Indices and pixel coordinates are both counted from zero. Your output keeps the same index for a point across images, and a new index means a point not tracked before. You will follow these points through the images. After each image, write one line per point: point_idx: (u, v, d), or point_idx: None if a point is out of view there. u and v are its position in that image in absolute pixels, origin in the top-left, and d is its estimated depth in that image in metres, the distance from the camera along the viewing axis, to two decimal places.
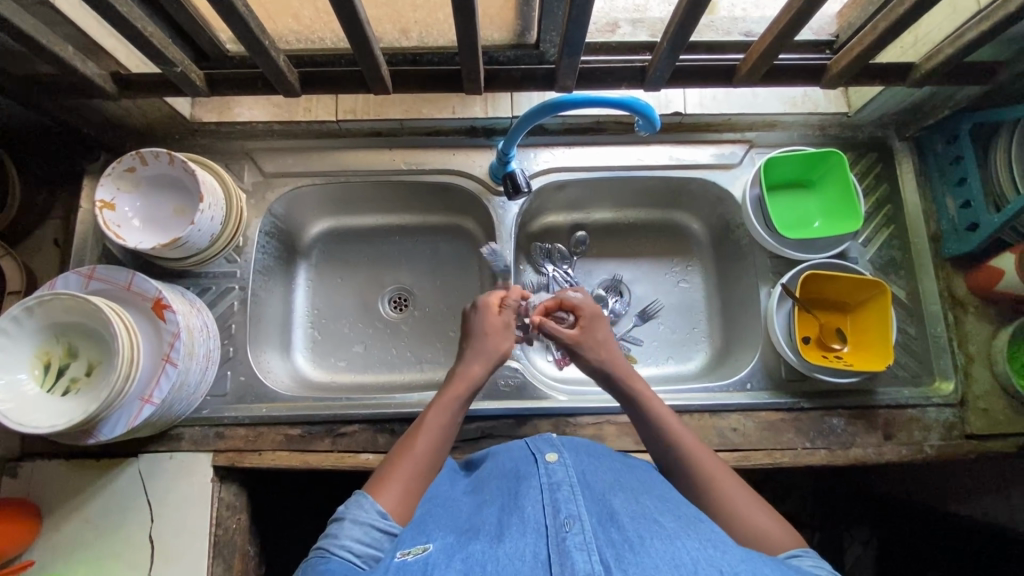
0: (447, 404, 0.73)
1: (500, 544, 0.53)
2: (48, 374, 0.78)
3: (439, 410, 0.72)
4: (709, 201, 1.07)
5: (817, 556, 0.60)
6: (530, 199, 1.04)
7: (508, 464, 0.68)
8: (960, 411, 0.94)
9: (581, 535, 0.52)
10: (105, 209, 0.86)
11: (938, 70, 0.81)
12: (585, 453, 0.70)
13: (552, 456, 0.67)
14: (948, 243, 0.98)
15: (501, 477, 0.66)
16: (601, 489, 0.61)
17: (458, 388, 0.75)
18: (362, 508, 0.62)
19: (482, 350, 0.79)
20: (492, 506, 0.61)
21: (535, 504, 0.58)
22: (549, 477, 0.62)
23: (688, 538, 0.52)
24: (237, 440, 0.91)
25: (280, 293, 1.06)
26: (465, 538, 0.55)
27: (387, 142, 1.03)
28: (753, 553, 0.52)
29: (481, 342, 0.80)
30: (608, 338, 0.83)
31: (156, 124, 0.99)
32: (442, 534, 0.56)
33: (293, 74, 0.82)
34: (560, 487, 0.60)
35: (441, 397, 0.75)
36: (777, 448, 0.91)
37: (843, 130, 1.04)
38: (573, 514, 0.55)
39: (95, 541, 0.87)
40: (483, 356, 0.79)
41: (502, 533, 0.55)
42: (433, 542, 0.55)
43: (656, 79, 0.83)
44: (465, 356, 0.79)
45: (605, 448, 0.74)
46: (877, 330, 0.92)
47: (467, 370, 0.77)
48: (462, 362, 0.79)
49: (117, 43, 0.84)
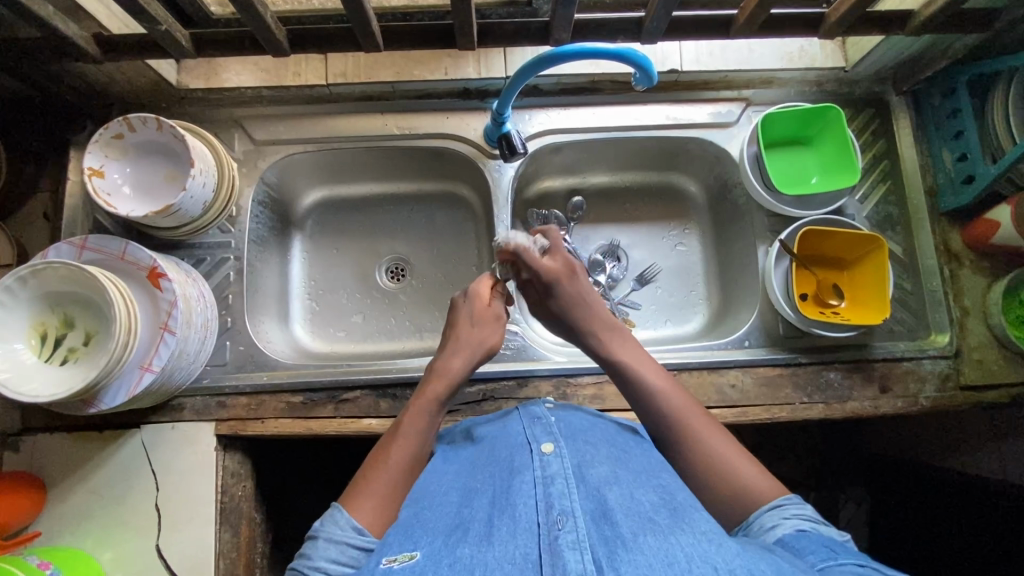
0: (425, 406, 0.73)
1: (490, 544, 0.54)
2: (46, 345, 0.78)
3: (417, 414, 0.72)
4: (706, 161, 1.06)
5: (800, 503, 0.62)
6: (526, 163, 1.03)
7: (503, 451, 0.69)
8: (955, 363, 0.95)
9: (574, 533, 0.53)
10: (94, 177, 0.85)
11: (937, 16, 0.80)
12: (581, 439, 0.70)
13: (548, 446, 0.67)
14: (945, 198, 0.98)
15: (494, 466, 0.67)
16: (596, 481, 0.62)
17: (436, 389, 0.75)
18: (337, 524, 0.62)
19: (465, 342, 0.80)
20: (483, 500, 0.61)
21: (528, 499, 0.59)
22: (543, 470, 0.62)
23: (682, 533, 0.53)
24: (238, 409, 0.91)
25: (276, 264, 1.05)
26: (454, 537, 0.56)
27: (379, 106, 1.01)
28: (745, 545, 0.53)
29: (465, 335, 0.80)
30: (577, 298, 0.82)
31: (143, 91, 0.96)
32: (429, 537, 0.57)
33: (281, 32, 0.80)
34: (555, 482, 0.60)
35: (422, 396, 0.74)
36: (775, 403, 0.92)
37: (840, 86, 1.04)
38: (565, 511, 0.56)
39: (102, 511, 0.87)
40: (465, 350, 0.79)
41: (492, 531, 0.55)
42: (420, 548, 0.55)
43: (653, 30, 0.81)
44: (445, 352, 0.79)
45: (602, 430, 0.74)
46: (874, 284, 0.93)
47: (448, 365, 0.77)
48: (440, 359, 0.79)
49: (97, 4, 0.81)
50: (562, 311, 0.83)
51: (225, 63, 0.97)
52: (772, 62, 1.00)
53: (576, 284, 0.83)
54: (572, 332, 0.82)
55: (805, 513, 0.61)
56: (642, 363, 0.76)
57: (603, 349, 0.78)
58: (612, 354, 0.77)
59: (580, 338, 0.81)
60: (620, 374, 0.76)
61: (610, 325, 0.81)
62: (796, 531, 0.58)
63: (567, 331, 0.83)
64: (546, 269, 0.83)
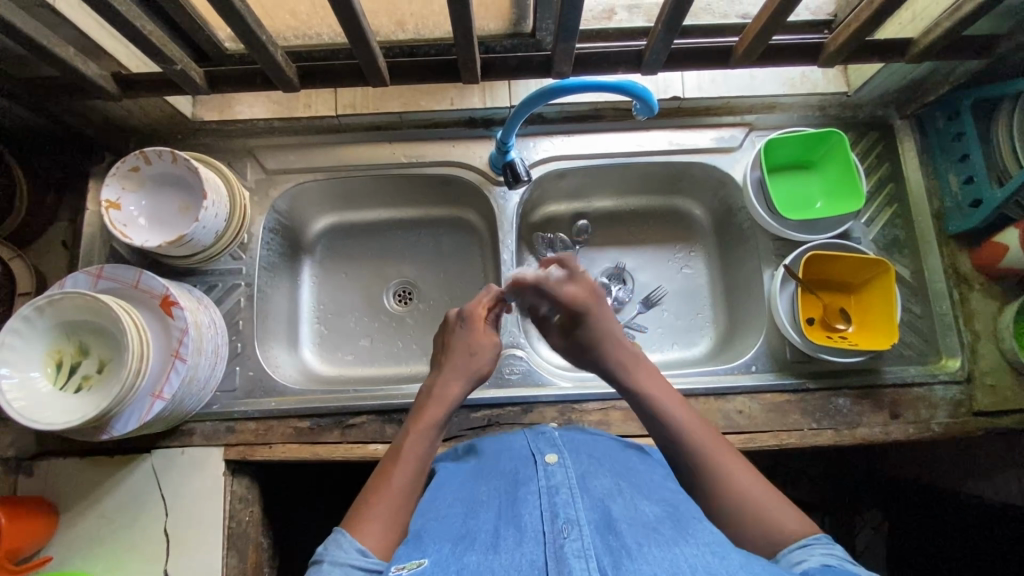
0: (425, 431, 0.71)
1: (497, 553, 0.53)
2: (61, 372, 0.80)
3: (417, 437, 0.70)
4: (711, 185, 1.07)
5: (829, 543, 0.60)
6: (531, 189, 1.04)
7: (508, 464, 0.69)
8: (967, 389, 0.93)
9: (579, 542, 0.53)
10: (111, 209, 0.88)
11: (936, 44, 0.80)
12: (585, 453, 0.70)
13: (552, 457, 0.67)
14: (951, 220, 0.98)
15: (499, 477, 0.67)
16: (600, 493, 0.61)
17: (435, 412, 0.74)
18: (341, 547, 0.60)
19: (461, 366, 0.79)
20: (488, 510, 0.61)
21: (533, 508, 0.59)
22: (548, 480, 0.63)
23: (686, 543, 0.53)
24: (247, 434, 0.92)
25: (287, 289, 1.07)
26: (461, 546, 0.56)
27: (387, 136, 1.03)
28: (753, 560, 0.52)
29: (459, 361, 0.80)
30: (593, 330, 0.82)
31: (159, 124, 1.00)
32: (437, 545, 0.56)
33: (292, 69, 0.83)
34: (559, 491, 0.61)
35: (420, 421, 0.73)
36: (783, 429, 0.92)
37: (843, 110, 1.04)
38: (570, 520, 0.56)
39: (111, 536, 0.88)
40: (462, 375, 0.79)
41: (498, 541, 0.55)
42: (428, 556, 0.55)
43: (652, 62, 0.83)
44: (441, 377, 0.78)
45: (606, 445, 0.74)
46: (881, 308, 0.92)
47: (445, 389, 0.77)
48: (436, 383, 0.78)
49: (118, 45, 0.85)
50: (587, 339, 0.82)
51: (238, 96, 1.01)
52: (774, 88, 1.01)
53: (600, 311, 0.83)
54: (596, 360, 0.82)
55: (834, 553, 0.58)
56: (658, 386, 0.76)
57: (627, 376, 0.78)
58: (632, 380, 0.77)
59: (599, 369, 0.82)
60: (639, 405, 0.76)
61: (627, 351, 0.81)
62: (822, 564, 0.56)
63: (591, 360, 0.83)
64: (568, 297, 0.83)
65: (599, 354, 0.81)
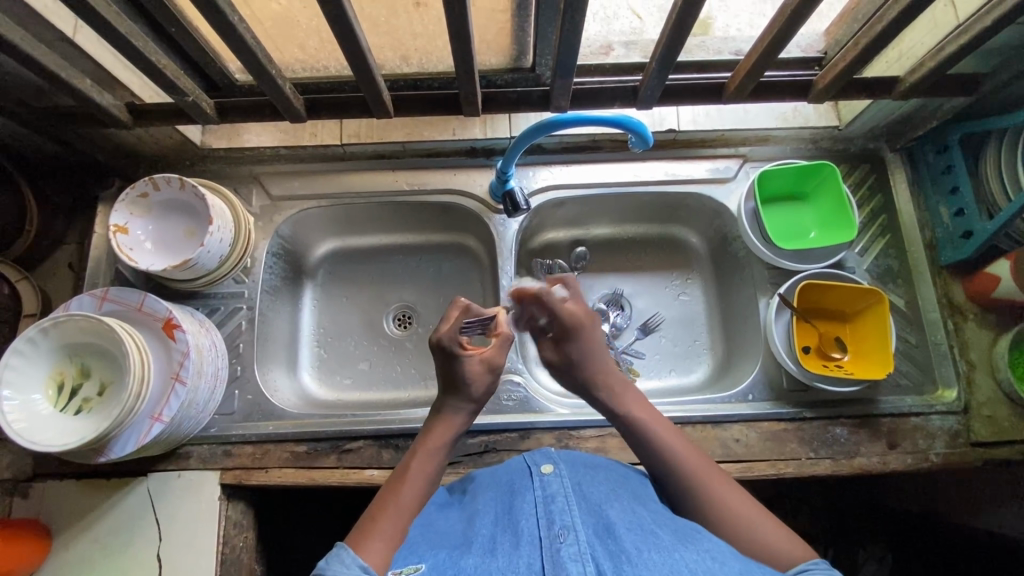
0: (431, 453, 0.71)
1: (494, 556, 0.54)
2: (62, 394, 0.80)
3: (421, 458, 0.70)
4: (707, 215, 1.09)
5: (827, 567, 0.58)
6: (530, 217, 1.07)
7: (506, 476, 0.69)
8: (964, 419, 0.93)
9: (575, 546, 0.53)
10: (118, 233, 0.90)
11: (921, 82, 0.83)
12: (581, 464, 0.70)
13: (548, 467, 0.67)
14: (943, 251, 0.99)
15: (496, 489, 0.66)
16: (598, 500, 0.61)
17: (440, 437, 0.73)
18: (343, 562, 0.55)
19: (464, 396, 0.76)
20: (485, 517, 0.61)
21: (530, 515, 0.58)
22: (544, 490, 0.62)
23: (686, 550, 0.53)
24: (243, 458, 0.92)
25: (288, 312, 1.08)
26: (458, 551, 0.55)
27: (389, 164, 1.06)
28: (749, 566, 0.52)
29: (455, 390, 0.76)
30: (587, 349, 0.79)
31: (169, 150, 1.03)
32: (433, 551, 0.57)
33: (299, 100, 0.86)
34: (555, 500, 0.60)
35: (424, 443, 0.73)
36: (780, 458, 0.91)
37: (835, 143, 1.07)
38: (567, 526, 0.56)
39: (104, 560, 0.87)
40: (466, 403, 0.76)
41: (495, 545, 0.55)
42: (425, 561, 0.55)
43: (647, 97, 0.86)
44: (445, 403, 0.77)
45: (600, 461, 0.74)
46: (876, 338, 0.93)
47: (449, 416, 0.76)
48: (442, 406, 0.77)
49: (133, 76, 0.88)
50: (579, 357, 0.79)
51: (246, 125, 1.04)
52: (767, 122, 1.03)
53: (594, 332, 0.81)
54: (583, 381, 0.79)
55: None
56: (651, 414, 0.75)
57: (612, 397, 0.77)
58: (621, 406, 0.76)
59: (587, 388, 0.79)
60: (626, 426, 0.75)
61: (616, 372, 0.79)
62: None
63: (579, 382, 0.80)
64: (568, 311, 0.80)
65: (591, 376, 0.79)
